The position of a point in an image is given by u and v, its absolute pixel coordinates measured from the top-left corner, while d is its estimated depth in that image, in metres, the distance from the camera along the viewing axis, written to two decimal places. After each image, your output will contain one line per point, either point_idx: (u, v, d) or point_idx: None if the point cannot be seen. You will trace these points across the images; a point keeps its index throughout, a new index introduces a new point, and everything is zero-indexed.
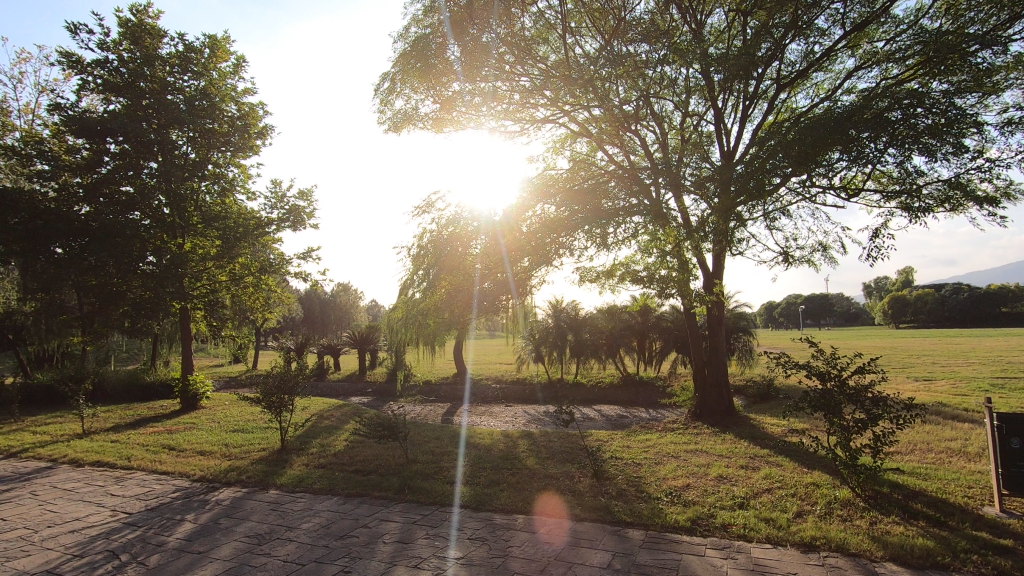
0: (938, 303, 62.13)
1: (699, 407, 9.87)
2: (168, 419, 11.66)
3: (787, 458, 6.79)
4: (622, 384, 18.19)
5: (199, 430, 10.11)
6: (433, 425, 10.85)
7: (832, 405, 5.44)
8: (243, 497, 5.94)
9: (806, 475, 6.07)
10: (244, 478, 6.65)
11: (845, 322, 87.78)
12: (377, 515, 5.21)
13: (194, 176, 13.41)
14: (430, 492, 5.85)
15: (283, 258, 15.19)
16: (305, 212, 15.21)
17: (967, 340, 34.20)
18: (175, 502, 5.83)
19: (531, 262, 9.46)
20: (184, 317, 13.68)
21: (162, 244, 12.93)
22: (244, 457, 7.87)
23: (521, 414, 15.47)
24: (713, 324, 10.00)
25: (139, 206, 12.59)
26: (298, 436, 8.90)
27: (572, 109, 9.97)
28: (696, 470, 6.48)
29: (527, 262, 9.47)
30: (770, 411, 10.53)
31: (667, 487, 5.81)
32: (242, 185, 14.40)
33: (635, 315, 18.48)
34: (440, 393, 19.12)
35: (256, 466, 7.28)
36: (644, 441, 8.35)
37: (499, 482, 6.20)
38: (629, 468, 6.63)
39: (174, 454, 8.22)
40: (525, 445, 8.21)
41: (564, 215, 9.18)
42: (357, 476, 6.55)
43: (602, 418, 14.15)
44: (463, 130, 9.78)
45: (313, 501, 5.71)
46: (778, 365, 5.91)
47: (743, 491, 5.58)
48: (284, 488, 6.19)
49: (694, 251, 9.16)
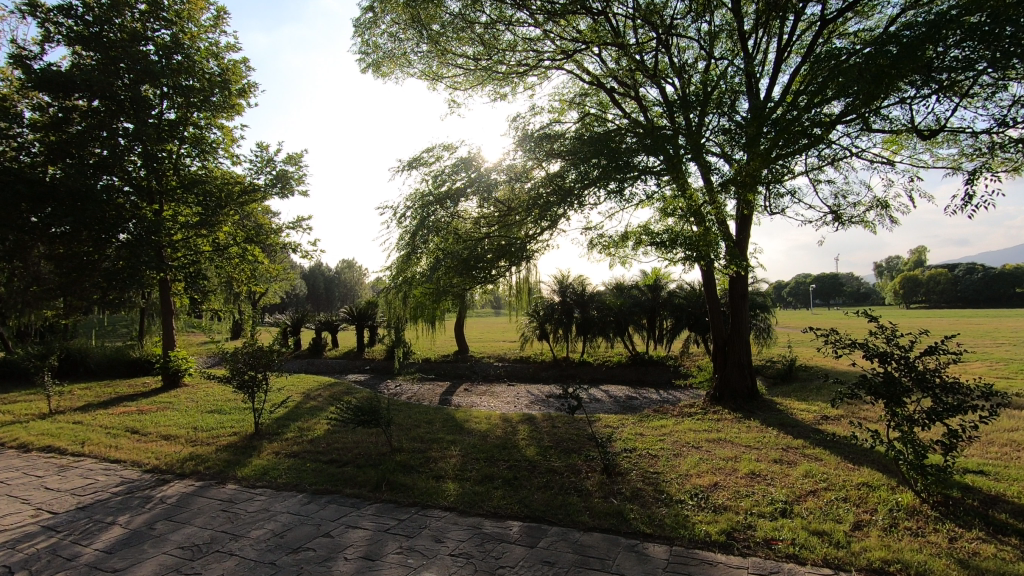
0: (952, 282, 60.70)
1: (719, 389, 8.95)
2: (145, 398, 10.88)
3: (829, 451, 5.86)
4: (631, 363, 17.30)
5: (173, 411, 9.30)
6: (427, 407, 10.02)
7: (895, 392, 4.46)
8: (194, 493, 5.08)
9: (854, 473, 5.15)
10: (202, 469, 5.81)
11: (855, 302, 86.38)
12: (343, 520, 4.34)
13: (172, 137, 12.40)
14: (411, 491, 4.97)
15: (271, 228, 14.27)
16: (294, 178, 14.24)
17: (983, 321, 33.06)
18: (113, 498, 4.98)
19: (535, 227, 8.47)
20: (164, 289, 12.80)
21: (137, 211, 12.00)
22: (210, 443, 7.02)
23: (523, 395, 14.64)
24: (736, 298, 9.00)
25: (111, 169, 11.62)
26: (275, 420, 8.06)
27: (581, 55, 8.85)
28: (723, 465, 5.57)
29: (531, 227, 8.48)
30: (796, 395, 9.60)
31: (691, 487, 4.91)
32: (224, 149, 13.41)
33: (644, 291, 17.48)
34: (440, 372, 18.33)
35: (221, 453, 6.44)
36: (660, 428, 7.45)
37: (494, 477, 5.32)
38: (644, 462, 5.73)
39: (135, 439, 7.39)
40: (525, 432, 7.35)
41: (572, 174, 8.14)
42: (331, 469, 5.69)
43: (611, 400, 13.30)
44: (459, 80, 8.70)
45: (273, 500, 4.84)
46: (826, 343, 4.93)
47: (785, 494, 4.65)
48: (243, 482, 5.34)
49: (717, 216, 8.14)
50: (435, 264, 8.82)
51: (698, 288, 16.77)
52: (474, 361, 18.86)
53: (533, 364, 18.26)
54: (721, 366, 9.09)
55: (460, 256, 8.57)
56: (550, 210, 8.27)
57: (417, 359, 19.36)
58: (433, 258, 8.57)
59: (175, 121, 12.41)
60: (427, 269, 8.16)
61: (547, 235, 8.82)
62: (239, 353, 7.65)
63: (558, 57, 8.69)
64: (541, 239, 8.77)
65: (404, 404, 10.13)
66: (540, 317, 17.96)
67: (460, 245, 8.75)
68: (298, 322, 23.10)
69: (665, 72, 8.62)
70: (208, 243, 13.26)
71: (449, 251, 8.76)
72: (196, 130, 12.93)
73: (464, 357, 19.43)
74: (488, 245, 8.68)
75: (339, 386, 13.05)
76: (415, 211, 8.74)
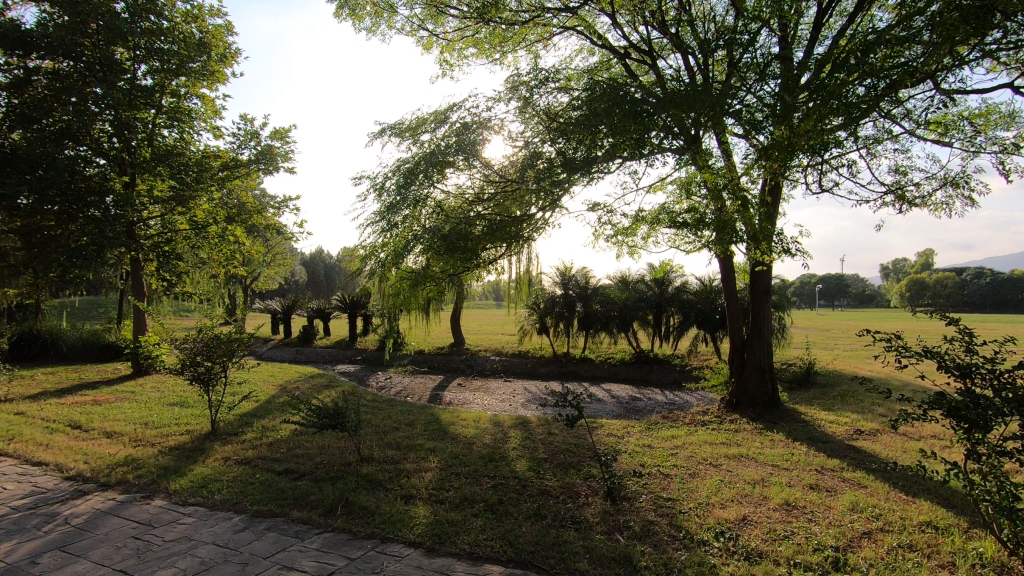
0: (959, 286, 59.69)
1: (736, 394, 8.02)
2: (107, 387, 10.01)
3: (875, 480, 4.93)
4: (634, 361, 16.40)
5: (130, 403, 8.41)
6: (411, 405, 9.14)
7: (979, 417, 3.46)
8: (109, 512, 4.18)
9: (912, 510, 4.22)
10: (133, 477, 4.92)
11: (860, 303, 85.29)
12: (278, 558, 3.44)
13: (146, 105, 11.44)
14: (371, 516, 4.08)
15: (255, 207, 13.36)
16: (280, 154, 13.32)
17: (988, 328, 32.17)
18: (9, 516, 4.09)
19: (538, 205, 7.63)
20: (136, 268, 11.89)
21: (107, 184, 11.05)
22: (156, 443, 6.13)
23: (520, 392, 13.76)
24: (757, 295, 8.05)
25: (74, 136, 10.56)
26: (237, 417, 7.18)
27: (592, 18, 7.88)
28: (750, 493, 4.66)
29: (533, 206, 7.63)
30: (819, 403, 8.69)
31: (716, 522, 3.99)
32: (204, 120, 12.47)
33: (651, 285, 16.52)
34: (433, 365, 17.46)
35: (163, 457, 5.56)
36: (670, 440, 6.53)
37: (475, 500, 4.41)
38: (655, 485, 4.82)
39: (73, 435, 6.50)
40: (517, 439, 6.45)
41: (575, 151, 7.22)
42: (282, 483, 4.79)
43: (613, 401, 12.41)
44: (453, 43, 7.76)
45: (201, 524, 3.95)
46: (887, 350, 3.97)
47: (834, 536, 3.73)
48: (174, 498, 4.45)
49: (738, 197, 7.13)
50: (418, 246, 7.73)
51: (708, 283, 15.77)
52: (469, 354, 17.98)
53: (532, 359, 17.36)
54: (738, 368, 8.14)
55: (445, 234, 7.51)
56: (550, 185, 7.30)
57: (410, 350, 18.50)
58: (406, 241, 7.34)
59: (150, 86, 11.41)
60: (401, 252, 6.98)
61: (547, 214, 7.88)
62: (193, 341, 6.72)
63: (564, 16, 7.69)
64: (540, 215, 7.82)
65: (386, 402, 9.25)
66: (540, 310, 17.03)
67: (446, 224, 7.69)
68: (289, 308, 22.24)
69: (686, 37, 7.62)
70: (185, 222, 12.34)
71: (433, 230, 7.71)
72: (173, 98, 11.95)
73: (460, 349, 18.52)
74: (478, 225, 7.60)
75: (322, 377, 12.20)
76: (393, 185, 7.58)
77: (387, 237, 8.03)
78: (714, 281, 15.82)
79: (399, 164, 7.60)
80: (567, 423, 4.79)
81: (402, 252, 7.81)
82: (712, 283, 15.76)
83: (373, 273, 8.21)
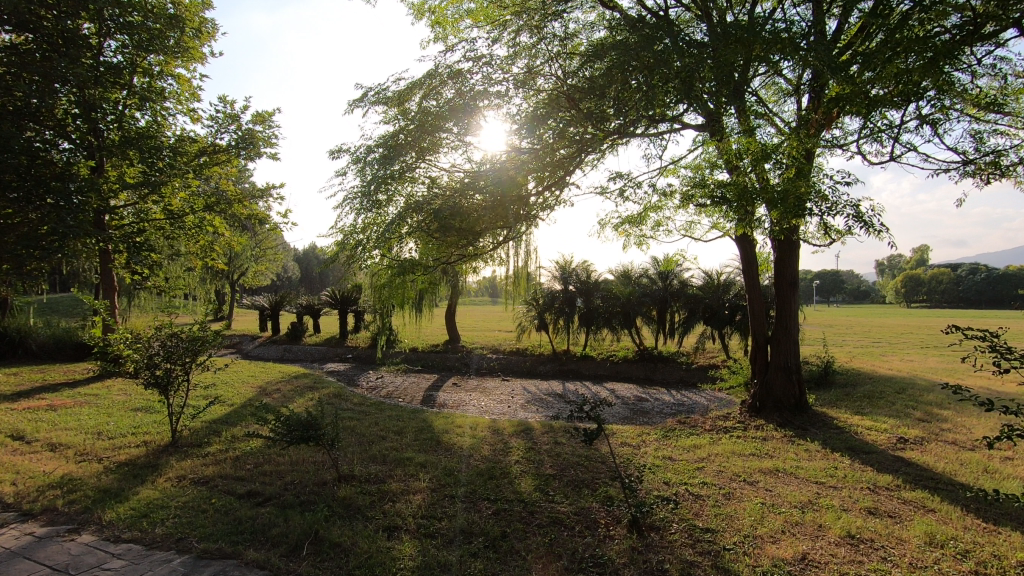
0: (955, 282, 59.45)
1: (760, 397, 7.26)
2: (70, 389, 9.16)
3: (945, 506, 4.18)
4: (637, 359, 15.68)
5: (89, 409, 7.57)
6: (401, 410, 8.35)
7: None
8: (19, 553, 3.37)
9: (1006, 547, 3.47)
10: (62, 504, 4.11)
11: (856, 300, 85.07)
12: None
13: (114, 84, 10.56)
14: (344, 558, 3.30)
15: (235, 196, 12.53)
16: (262, 139, 12.47)
17: (984, 323, 31.84)
18: None
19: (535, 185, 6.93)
20: (104, 261, 11.00)
21: (73, 169, 10.10)
22: (104, 457, 5.31)
23: (520, 392, 13.00)
24: (782, 287, 7.33)
25: (37, 117, 9.44)
26: (205, 425, 6.38)
27: None
28: (801, 521, 3.91)
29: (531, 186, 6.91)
30: (847, 406, 7.96)
31: (771, 565, 3.22)
32: (179, 101, 11.61)
33: (655, 279, 15.77)
34: (428, 363, 16.65)
35: (107, 476, 4.75)
36: (693, 451, 5.78)
37: (473, 534, 3.63)
38: (687, 511, 4.06)
39: (12, 448, 5.67)
40: (520, 451, 5.67)
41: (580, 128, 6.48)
42: (241, 511, 4.00)
43: (619, 403, 11.67)
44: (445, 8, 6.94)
45: (129, 572, 3.15)
46: (984, 351, 3.19)
47: None
48: (105, 533, 3.65)
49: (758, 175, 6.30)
50: (406, 233, 6.85)
51: (715, 278, 15.04)
52: (464, 352, 17.20)
53: (531, 357, 16.59)
54: (762, 368, 7.40)
55: (436, 214, 6.59)
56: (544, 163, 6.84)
57: (402, 348, 17.69)
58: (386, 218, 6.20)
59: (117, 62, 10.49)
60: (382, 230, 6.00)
61: (551, 200, 7.11)
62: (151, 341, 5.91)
63: None
64: (543, 198, 7.02)
65: (374, 406, 8.46)
66: (539, 306, 16.26)
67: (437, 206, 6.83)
68: (277, 305, 21.36)
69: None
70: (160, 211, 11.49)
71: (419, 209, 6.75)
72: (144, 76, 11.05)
73: (455, 347, 17.71)
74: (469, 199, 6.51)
75: (308, 378, 11.40)
76: (374, 159, 6.63)
77: (372, 222, 7.18)
78: (722, 275, 15.11)
79: (385, 137, 6.69)
80: (585, 439, 3.95)
81: (387, 239, 6.94)
82: (720, 278, 15.02)
83: (354, 261, 7.30)
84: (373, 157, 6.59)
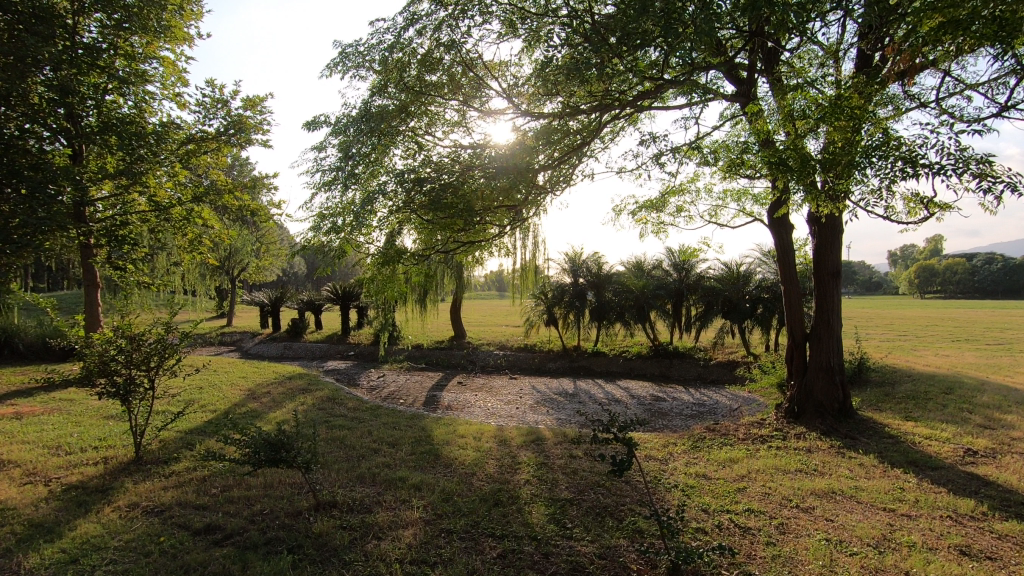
0: (971, 272, 58.05)
1: (799, 401, 6.48)
2: (46, 394, 8.51)
3: None
4: (652, 355, 14.91)
5: (56, 417, 6.90)
6: (399, 415, 7.64)
7: None
8: None
9: None
10: None
11: (869, 291, 83.65)
12: None
13: (94, 67, 9.88)
14: None
15: (226, 185, 11.85)
16: (252, 124, 11.76)
17: (1003, 313, 30.76)
18: None
19: (547, 161, 6.17)
20: (85, 255, 10.34)
21: (51, 159, 9.45)
22: (53, 479, 4.62)
23: (528, 392, 12.27)
24: (822, 276, 6.54)
25: (10, 102, 8.79)
26: (176, 438, 5.68)
27: None
28: (882, 566, 3.15)
29: (543, 162, 6.17)
30: (894, 410, 7.16)
31: None
32: (163, 84, 10.92)
33: (669, 271, 15.03)
34: (432, 361, 15.95)
35: (48, 504, 4.06)
36: (729, 466, 5.04)
37: None
38: (738, 552, 3.30)
39: None
40: (530, 468, 4.93)
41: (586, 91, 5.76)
42: (194, 553, 3.30)
43: (635, 403, 10.91)
44: None
45: None
46: None
47: None
48: None
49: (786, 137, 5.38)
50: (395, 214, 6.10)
51: (734, 269, 14.25)
52: (470, 349, 16.49)
53: (539, 354, 15.87)
54: (800, 369, 6.62)
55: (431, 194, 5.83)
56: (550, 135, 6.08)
57: (406, 345, 17.02)
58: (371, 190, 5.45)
59: (96, 42, 9.81)
60: (366, 204, 5.24)
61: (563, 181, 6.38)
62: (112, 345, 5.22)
63: None
64: (549, 179, 6.28)
65: (371, 411, 7.76)
66: (547, 300, 15.55)
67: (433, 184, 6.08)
68: (276, 301, 20.76)
69: None
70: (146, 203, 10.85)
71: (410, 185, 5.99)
72: (126, 58, 10.38)
73: (460, 344, 17.00)
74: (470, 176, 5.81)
75: (304, 378, 10.75)
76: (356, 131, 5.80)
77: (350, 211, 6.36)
78: (741, 266, 14.32)
79: (369, 102, 5.90)
80: (615, 470, 3.13)
81: (375, 222, 6.22)
82: (739, 269, 14.23)
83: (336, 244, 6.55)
84: (355, 126, 5.82)
